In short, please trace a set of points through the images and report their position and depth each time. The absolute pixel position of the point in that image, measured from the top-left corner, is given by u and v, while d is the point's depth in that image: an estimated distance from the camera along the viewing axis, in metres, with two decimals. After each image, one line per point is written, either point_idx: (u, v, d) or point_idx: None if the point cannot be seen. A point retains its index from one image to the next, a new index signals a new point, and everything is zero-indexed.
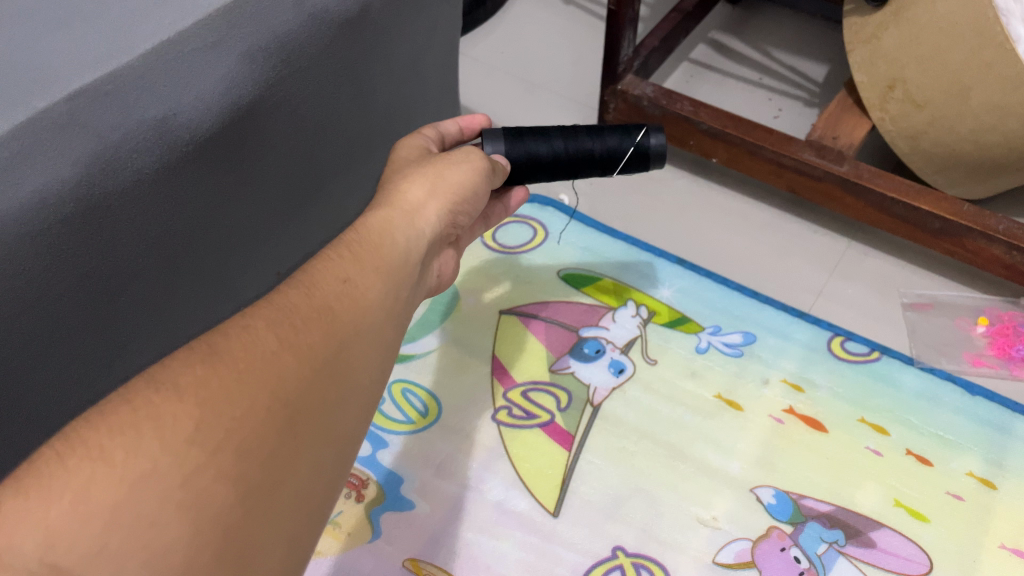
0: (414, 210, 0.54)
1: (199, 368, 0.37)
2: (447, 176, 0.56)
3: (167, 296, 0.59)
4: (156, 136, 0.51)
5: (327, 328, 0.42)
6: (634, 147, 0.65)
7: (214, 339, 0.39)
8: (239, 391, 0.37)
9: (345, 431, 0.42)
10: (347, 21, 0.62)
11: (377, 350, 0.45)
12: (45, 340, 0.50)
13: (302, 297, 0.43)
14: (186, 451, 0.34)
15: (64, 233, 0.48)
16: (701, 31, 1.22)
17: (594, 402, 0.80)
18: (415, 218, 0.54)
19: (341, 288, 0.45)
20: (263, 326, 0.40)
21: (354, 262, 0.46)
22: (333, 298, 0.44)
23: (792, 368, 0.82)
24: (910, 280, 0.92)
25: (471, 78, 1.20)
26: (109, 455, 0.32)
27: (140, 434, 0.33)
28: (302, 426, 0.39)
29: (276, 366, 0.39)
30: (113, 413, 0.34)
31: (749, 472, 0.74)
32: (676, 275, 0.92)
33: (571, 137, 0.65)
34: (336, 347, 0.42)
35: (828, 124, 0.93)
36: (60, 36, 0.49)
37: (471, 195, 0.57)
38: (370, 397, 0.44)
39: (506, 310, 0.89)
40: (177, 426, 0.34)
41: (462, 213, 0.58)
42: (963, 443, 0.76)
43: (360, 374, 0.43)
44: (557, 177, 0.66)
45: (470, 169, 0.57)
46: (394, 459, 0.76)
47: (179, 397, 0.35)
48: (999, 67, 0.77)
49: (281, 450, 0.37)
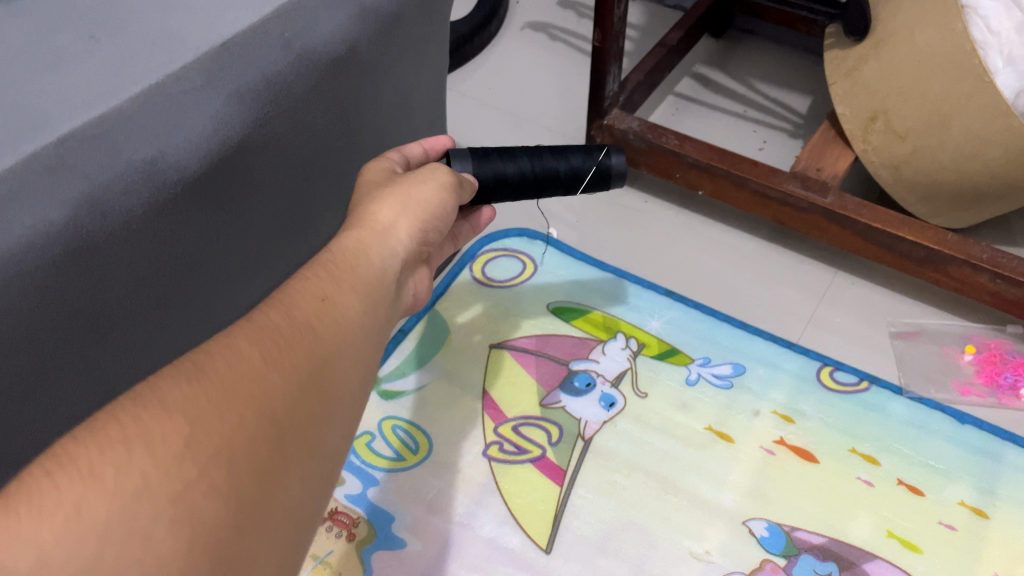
0: (386, 229, 0.54)
1: (186, 385, 0.37)
2: (415, 194, 0.57)
3: (154, 333, 0.59)
4: (145, 179, 0.51)
5: (311, 347, 0.42)
6: (596, 167, 0.68)
7: (198, 357, 0.39)
8: (226, 409, 0.37)
9: (333, 446, 0.42)
10: (335, 60, 0.63)
11: (359, 375, 0.45)
12: (31, 381, 0.50)
13: (282, 315, 0.42)
14: (177, 467, 0.34)
15: (53, 275, 0.47)
16: (686, 65, 1.24)
17: (585, 436, 0.80)
18: (389, 239, 0.54)
19: (318, 305, 0.44)
20: (247, 343, 0.40)
21: (332, 282, 0.47)
22: (314, 316, 0.44)
23: (782, 399, 0.82)
24: (898, 309, 0.93)
25: (459, 113, 1.21)
26: (99, 474, 0.32)
27: (130, 451, 0.33)
28: (290, 441, 0.39)
29: (262, 382, 0.39)
30: (102, 431, 0.34)
31: (741, 504, 0.74)
32: (665, 307, 0.92)
33: (537, 157, 0.67)
34: (320, 367, 0.42)
35: (813, 155, 0.93)
36: (49, 80, 0.50)
37: (439, 211, 0.58)
38: (352, 416, 0.44)
39: (496, 344, 0.89)
40: (165, 443, 0.34)
41: (432, 230, 0.58)
42: (954, 472, 0.76)
43: (342, 392, 0.44)
44: (523, 196, 0.68)
45: (434, 188, 0.58)
46: (385, 496, 0.75)
47: (167, 414, 0.35)
48: (979, 98, 0.78)
49: (271, 465, 0.38)
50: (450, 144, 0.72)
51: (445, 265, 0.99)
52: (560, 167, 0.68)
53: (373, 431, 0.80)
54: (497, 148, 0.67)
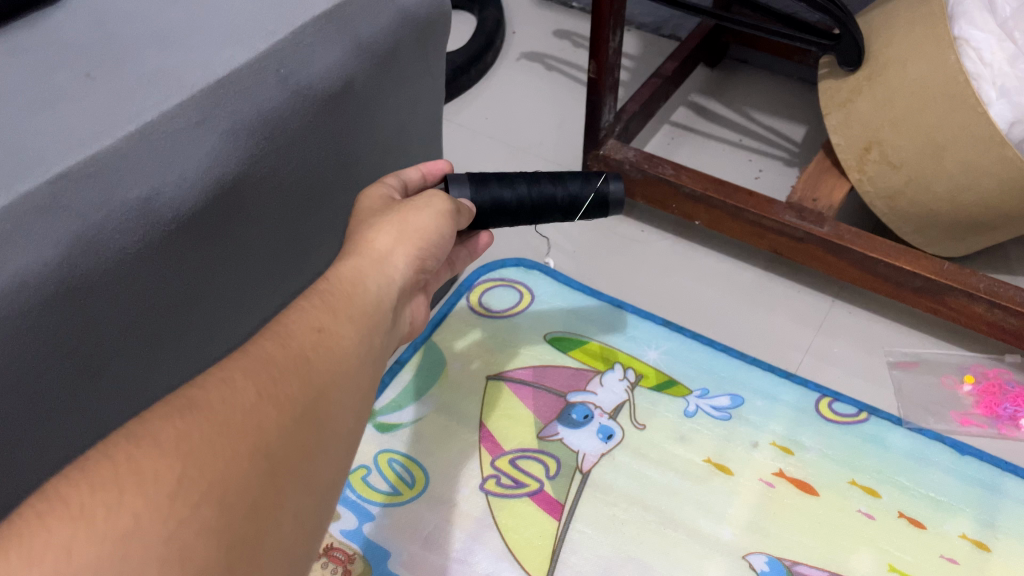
0: (383, 256, 0.54)
1: (179, 421, 0.36)
2: (412, 222, 0.56)
3: (149, 369, 0.58)
4: (139, 217, 0.51)
5: (305, 378, 0.42)
6: (595, 194, 0.68)
7: (192, 392, 0.38)
8: (219, 443, 0.36)
9: (327, 479, 0.42)
10: (330, 96, 0.63)
11: (354, 407, 0.45)
12: (23, 421, 0.50)
13: (277, 346, 0.42)
14: (169, 506, 0.33)
15: (47, 315, 0.47)
16: (681, 94, 1.25)
17: (583, 469, 0.80)
18: (385, 266, 0.53)
19: (315, 335, 0.44)
20: (241, 376, 0.40)
21: (328, 311, 0.46)
22: (310, 347, 0.43)
23: (781, 430, 0.82)
24: (896, 338, 0.92)
25: (456, 143, 1.21)
26: (90, 514, 0.32)
27: (122, 492, 0.33)
28: (283, 476, 0.39)
29: (256, 416, 0.38)
30: (94, 470, 0.33)
31: (740, 538, 0.74)
32: (662, 337, 0.92)
33: (535, 183, 0.67)
34: (315, 398, 0.42)
35: (808, 185, 0.94)
36: (45, 120, 0.50)
37: (437, 239, 0.57)
38: (346, 446, 0.44)
39: (493, 376, 0.88)
40: (158, 481, 0.34)
41: (431, 256, 0.58)
42: (955, 504, 0.75)
43: (337, 423, 0.43)
44: (520, 221, 0.68)
45: (432, 216, 0.57)
46: (381, 532, 0.75)
47: (160, 451, 0.35)
48: (973, 128, 0.79)
49: (263, 500, 0.37)
50: (449, 167, 0.71)
51: (442, 295, 0.99)
52: (558, 193, 0.67)
53: (369, 465, 0.80)
54: (495, 173, 0.67)
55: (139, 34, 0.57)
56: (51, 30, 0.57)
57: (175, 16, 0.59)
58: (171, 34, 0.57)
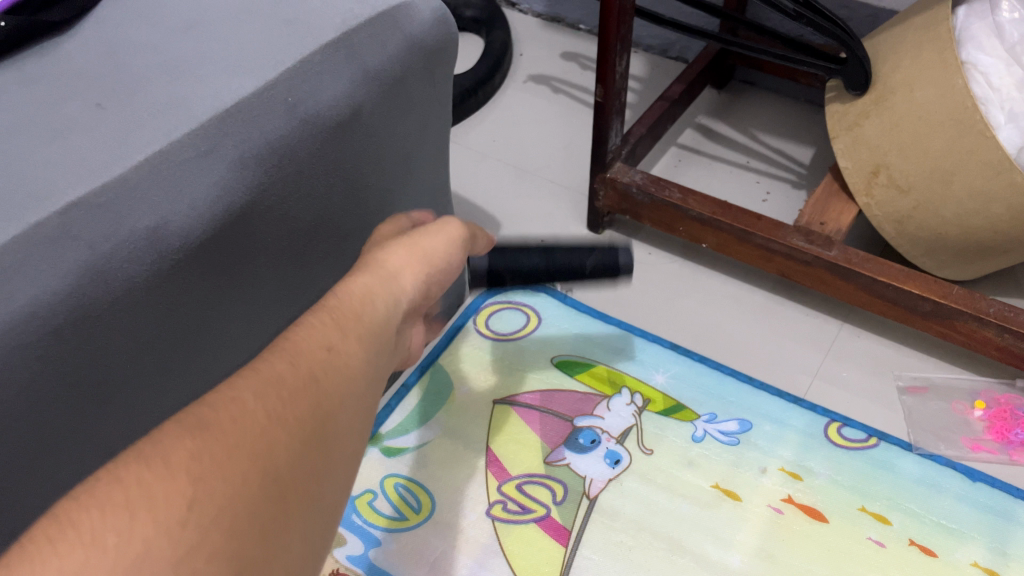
0: (396, 275, 0.52)
1: (187, 442, 0.34)
2: (426, 245, 0.56)
3: (157, 396, 0.58)
4: (150, 247, 0.51)
5: (316, 399, 0.40)
6: (608, 269, 0.70)
7: (200, 412, 0.36)
8: (229, 466, 0.34)
9: (336, 504, 0.40)
10: (338, 123, 0.63)
11: (357, 432, 0.43)
12: (28, 452, 0.50)
13: (287, 364, 0.40)
14: (178, 537, 0.31)
15: (55, 345, 0.48)
16: (688, 116, 1.25)
17: (590, 495, 0.79)
18: (396, 283, 0.52)
19: (324, 354, 0.42)
20: (252, 396, 0.37)
21: (336, 329, 0.44)
22: (319, 367, 0.41)
23: (790, 455, 0.81)
24: (905, 362, 0.92)
25: (463, 165, 1.22)
26: (101, 540, 0.30)
27: (132, 518, 0.31)
28: (293, 503, 0.36)
29: (268, 439, 0.36)
30: (103, 496, 0.31)
31: (749, 565, 0.73)
32: (670, 360, 0.92)
33: (552, 251, 0.71)
34: (325, 419, 0.40)
35: (815, 209, 0.93)
36: (55, 150, 0.51)
37: (446, 264, 0.57)
38: (352, 471, 0.42)
39: (500, 400, 0.88)
40: (168, 509, 0.31)
41: (436, 283, 0.57)
42: (966, 531, 0.75)
43: (344, 448, 0.41)
44: (537, 282, 0.72)
45: (443, 241, 0.57)
46: (387, 558, 0.75)
47: (169, 475, 0.32)
48: (980, 153, 0.79)
49: (275, 529, 0.35)
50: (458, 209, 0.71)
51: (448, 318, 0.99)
52: (572, 263, 0.70)
53: (375, 490, 0.80)
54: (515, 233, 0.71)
55: (149, 63, 0.58)
56: (62, 60, 0.58)
57: (185, 45, 0.60)
58: (180, 64, 0.58)
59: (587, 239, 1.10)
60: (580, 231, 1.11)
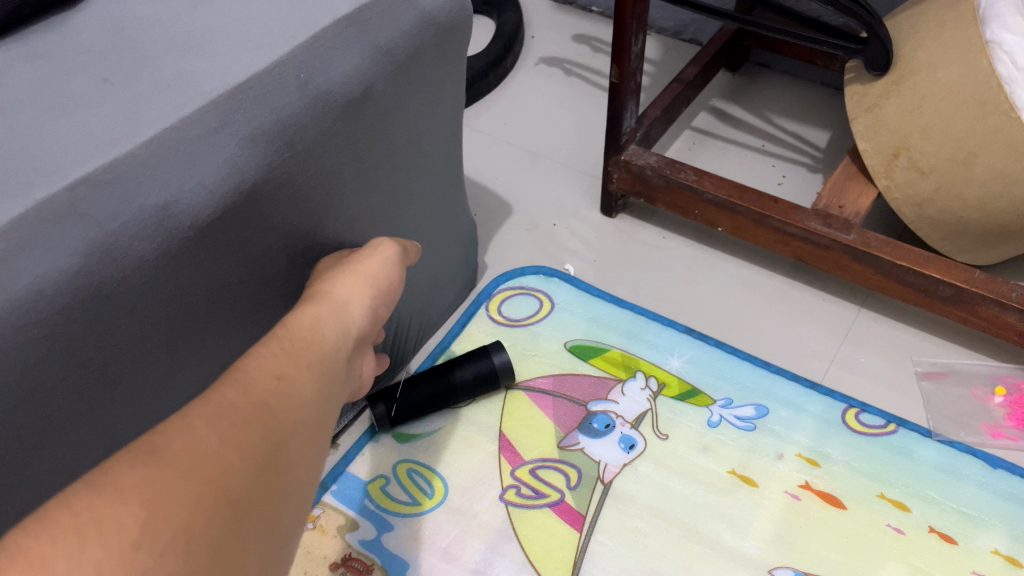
0: (341, 303, 0.55)
1: (141, 469, 0.37)
2: (367, 267, 0.59)
3: (165, 378, 0.58)
4: (158, 225, 0.50)
5: (266, 425, 0.44)
6: None
7: (154, 439, 0.39)
8: (182, 487, 0.38)
9: (287, 525, 0.44)
10: (349, 102, 0.62)
11: (309, 457, 0.47)
12: (38, 430, 0.50)
13: (239, 394, 0.44)
14: (133, 556, 0.35)
15: (63, 322, 0.47)
16: (702, 99, 1.23)
17: (604, 480, 0.78)
18: (342, 312, 0.55)
19: (275, 384, 0.46)
20: (203, 424, 0.41)
21: (288, 360, 0.48)
22: (269, 395, 0.45)
23: (806, 441, 0.80)
24: (924, 348, 0.91)
25: (475, 148, 1.21)
26: (51, 567, 0.33)
27: (83, 542, 0.34)
28: (246, 522, 0.40)
29: (219, 464, 0.40)
30: (54, 521, 0.34)
31: (766, 551, 0.72)
32: (685, 345, 0.91)
33: None
34: (276, 445, 0.44)
35: (834, 191, 0.91)
36: (62, 125, 0.50)
37: (388, 283, 0.60)
38: (302, 490, 0.46)
39: (513, 385, 0.87)
40: (119, 534, 0.35)
41: (383, 303, 0.60)
42: (987, 519, 0.74)
43: (295, 467, 0.45)
44: None
45: (383, 261, 0.60)
46: (399, 542, 0.74)
47: (122, 500, 0.36)
48: (1005, 134, 0.77)
49: (226, 546, 0.39)
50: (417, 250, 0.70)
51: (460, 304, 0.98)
52: None
53: (388, 475, 0.79)
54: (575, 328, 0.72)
55: (157, 39, 0.57)
56: (70, 34, 0.57)
57: (195, 21, 0.59)
58: (190, 40, 0.57)
59: (599, 223, 1.08)
60: (593, 215, 1.09)
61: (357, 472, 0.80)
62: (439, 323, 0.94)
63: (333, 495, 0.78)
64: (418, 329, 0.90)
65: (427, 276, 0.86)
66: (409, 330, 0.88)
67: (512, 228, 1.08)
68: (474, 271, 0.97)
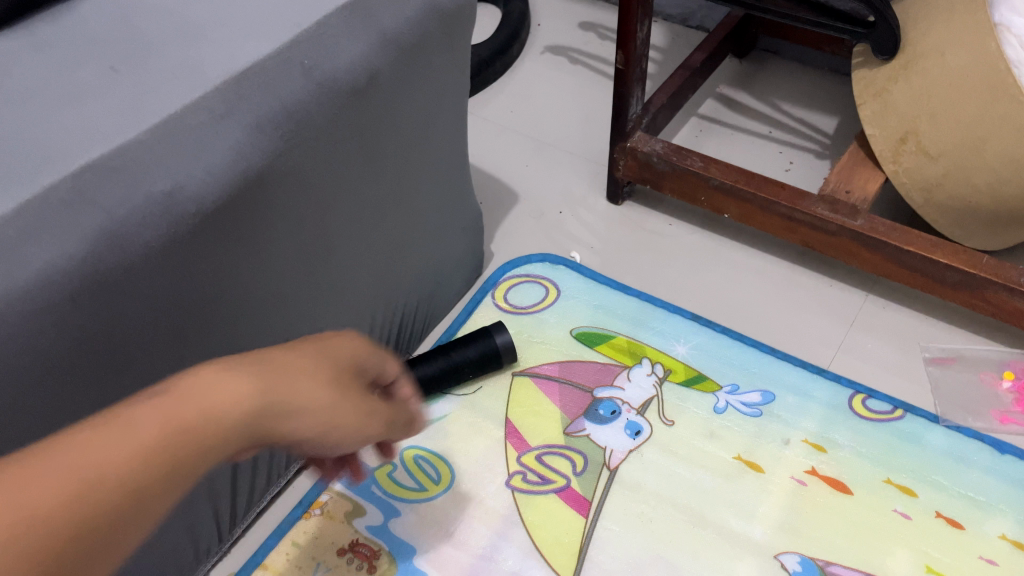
0: (287, 416, 0.39)
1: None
2: (351, 406, 0.43)
3: (174, 367, 0.58)
4: (165, 211, 0.50)
5: (142, 486, 0.34)
6: None
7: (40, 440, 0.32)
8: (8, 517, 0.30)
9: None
10: (354, 90, 0.62)
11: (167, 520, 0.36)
12: (52, 418, 0.50)
13: (170, 417, 0.35)
14: None
15: (72, 309, 0.47)
16: (709, 86, 1.23)
17: (610, 466, 0.78)
18: (295, 421, 0.40)
19: (192, 434, 0.35)
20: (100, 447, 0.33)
21: (225, 418, 0.37)
22: (180, 442, 0.35)
23: (813, 427, 0.80)
24: (932, 334, 0.90)
25: (482, 137, 1.21)
26: None
27: None
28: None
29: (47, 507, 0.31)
30: None
31: (774, 537, 0.72)
32: (691, 332, 0.91)
33: None
34: (138, 508, 0.34)
35: (841, 176, 0.91)
36: (69, 112, 0.50)
37: (341, 436, 0.42)
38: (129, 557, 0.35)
39: (519, 372, 0.87)
40: None
41: (333, 448, 0.43)
42: (995, 505, 0.73)
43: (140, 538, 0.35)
44: None
45: (348, 416, 0.42)
46: (407, 528, 0.74)
47: None
48: (1016, 118, 0.77)
49: None
50: None
51: (466, 292, 0.98)
52: None
53: (395, 461, 0.79)
54: None
55: (162, 27, 0.57)
56: (76, 22, 0.57)
57: (199, 10, 0.59)
58: (196, 28, 0.57)
59: (606, 211, 1.08)
60: (600, 203, 1.09)
61: (365, 458, 0.80)
62: (445, 311, 0.95)
63: (341, 481, 0.78)
64: (424, 316, 0.90)
65: (433, 263, 0.86)
66: (415, 318, 0.88)
67: (519, 216, 1.08)
68: (480, 259, 0.97)
